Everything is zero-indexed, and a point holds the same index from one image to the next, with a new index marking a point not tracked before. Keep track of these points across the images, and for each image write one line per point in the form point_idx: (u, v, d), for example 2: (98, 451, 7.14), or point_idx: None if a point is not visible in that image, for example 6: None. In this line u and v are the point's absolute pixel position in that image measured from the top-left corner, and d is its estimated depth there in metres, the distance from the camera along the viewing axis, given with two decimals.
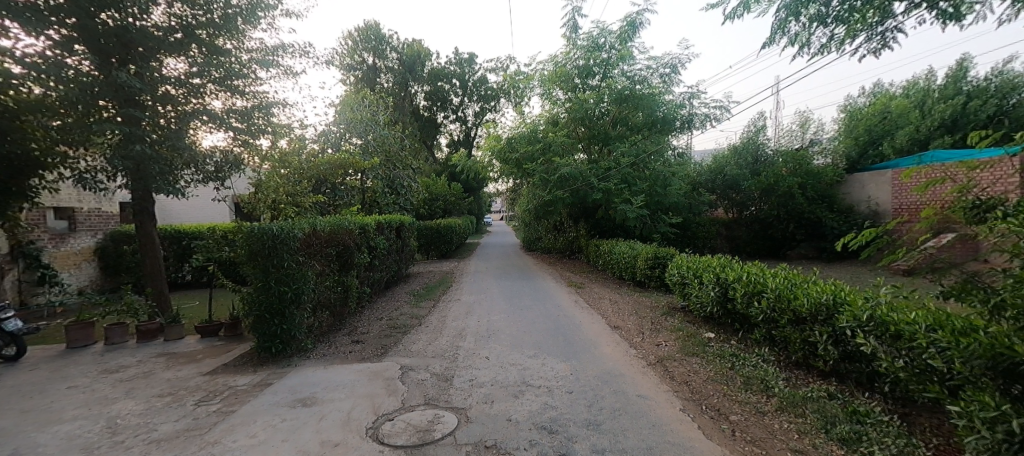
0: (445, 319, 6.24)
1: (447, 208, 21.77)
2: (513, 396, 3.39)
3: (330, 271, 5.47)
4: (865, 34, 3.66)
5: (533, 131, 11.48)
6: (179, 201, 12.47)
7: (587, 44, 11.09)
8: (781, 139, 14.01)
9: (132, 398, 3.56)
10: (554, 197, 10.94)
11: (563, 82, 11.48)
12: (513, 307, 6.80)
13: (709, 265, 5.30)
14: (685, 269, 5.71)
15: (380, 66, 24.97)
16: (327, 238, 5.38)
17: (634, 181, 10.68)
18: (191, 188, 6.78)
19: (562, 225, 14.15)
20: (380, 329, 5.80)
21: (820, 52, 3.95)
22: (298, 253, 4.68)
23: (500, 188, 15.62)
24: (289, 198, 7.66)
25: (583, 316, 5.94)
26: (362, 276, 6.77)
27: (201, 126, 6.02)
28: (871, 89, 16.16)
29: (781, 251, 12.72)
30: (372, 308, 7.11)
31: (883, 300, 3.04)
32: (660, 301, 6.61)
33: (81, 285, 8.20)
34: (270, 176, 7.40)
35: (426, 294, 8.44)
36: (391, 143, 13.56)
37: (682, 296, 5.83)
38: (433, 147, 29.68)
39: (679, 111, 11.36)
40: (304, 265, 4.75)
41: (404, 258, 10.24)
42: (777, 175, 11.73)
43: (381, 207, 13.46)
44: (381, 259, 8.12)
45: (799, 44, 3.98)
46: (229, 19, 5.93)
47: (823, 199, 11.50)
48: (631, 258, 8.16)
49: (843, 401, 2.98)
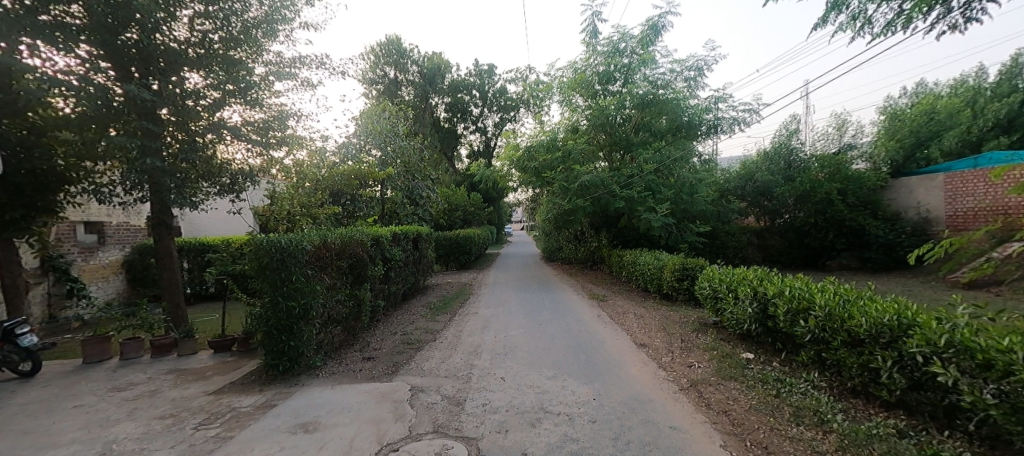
0: (460, 334, 5.98)
1: (467, 218, 21.69)
2: (529, 425, 3.07)
3: (342, 284, 5.33)
4: (941, 10, 3.26)
5: (552, 138, 11.25)
6: (202, 213, 12.74)
7: (607, 49, 10.82)
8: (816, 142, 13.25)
9: (133, 420, 3.46)
10: (575, 206, 10.59)
11: (583, 88, 11.24)
12: (532, 321, 6.49)
13: (745, 277, 4.85)
14: (717, 281, 5.27)
15: (401, 79, 25.44)
16: (339, 250, 5.25)
17: (658, 188, 10.23)
18: (209, 201, 6.85)
19: (583, 234, 13.77)
20: (393, 345, 5.60)
21: (886, 32, 3.59)
22: (308, 266, 4.54)
23: (520, 197, 15.40)
24: (305, 209, 7.65)
25: (605, 332, 5.56)
26: (376, 289, 6.62)
27: (218, 140, 6.07)
28: (914, 88, 15.19)
29: (819, 262, 11.92)
30: (387, 321, 6.94)
31: (963, 321, 2.57)
32: (690, 316, 6.15)
33: (108, 297, 8.42)
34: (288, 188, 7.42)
35: (442, 306, 8.23)
36: (410, 154, 13.58)
37: (715, 311, 5.38)
38: (453, 158, 29.88)
39: (704, 115, 10.91)
40: (313, 278, 4.62)
41: (421, 269, 10.11)
42: (813, 180, 11.03)
43: (400, 218, 13.44)
44: (397, 270, 7.97)
45: (862, 21, 3.63)
46: (248, 32, 6.02)
47: (866, 206, 10.61)
48: (657, 269, 7.72)
49: (917, 440, 2.51)
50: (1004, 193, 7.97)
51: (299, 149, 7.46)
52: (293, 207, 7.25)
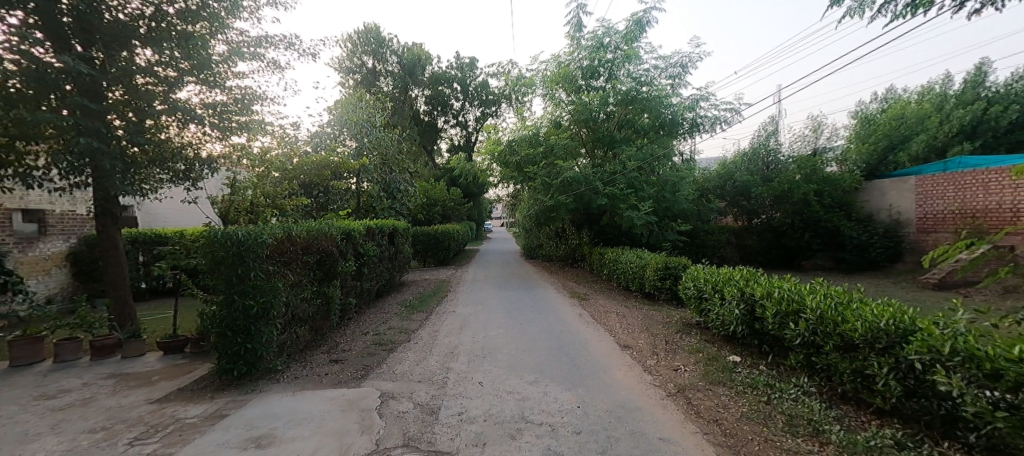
0: (436, 335, 5.67)
1: (446, 214, 21.25)
2: (509, 437, 2.81)
3: (308, 281, 4.92)
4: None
5: (535, 133, 10.99)
6: (157, 203, 11.94)
7: (591, 44, 10.64)
8: (793, 144, 13.49)
9: (56, 434, 3.02)
10: (557, 203, 10.40)
11: (567, 83, 11.02)
12: (512, 321, 6.25)
13: (731, 278, 4.74)
14: (702, 282, 5.16)
15: (379, 70, 24.69)
16: (306, 244, 4.83)
17: (641, 186, 10.11)
18: (163, 189, 6.25)
19: (564, 232, 13.60)
20: (364, 346, 5.24)
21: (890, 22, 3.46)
22: (269, 261, 4.13)
23: (500, 194, 15.11)
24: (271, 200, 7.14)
25: (588, 333, 5.37)
26: (347, 286, 6.22)
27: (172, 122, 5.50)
28: (883, 95, 15.71)
29: (795, 262, 12.16)
30: (359, 320, 6.56)
31: (962, 327, 2.47)
32: (673, 316, 6.04)
33: (49, 293, 7.66)
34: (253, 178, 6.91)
35: (419, 305, 7.87)
36: (387, 146, 13.07)
37: (699, 312, 5.27)
38: (433, 152, 29.28)
39: (687, 113, 10.89)
40: (275, 275, 4.21)
41: (397, 265, 9.70)
42: (790, 182, 11.20)
43: (376, 212, 12.94)
44: (371, 266, 7.56)
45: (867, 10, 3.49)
46: (208, 7, 5.52)
47: (840, 207, 10.85)
48: (639, 268, 7.60)
49: (916, 451, 2.39)
50: (973, 195, 8.23)
51: (265, 135, 6.94)
52: (258, 198, 6.75)
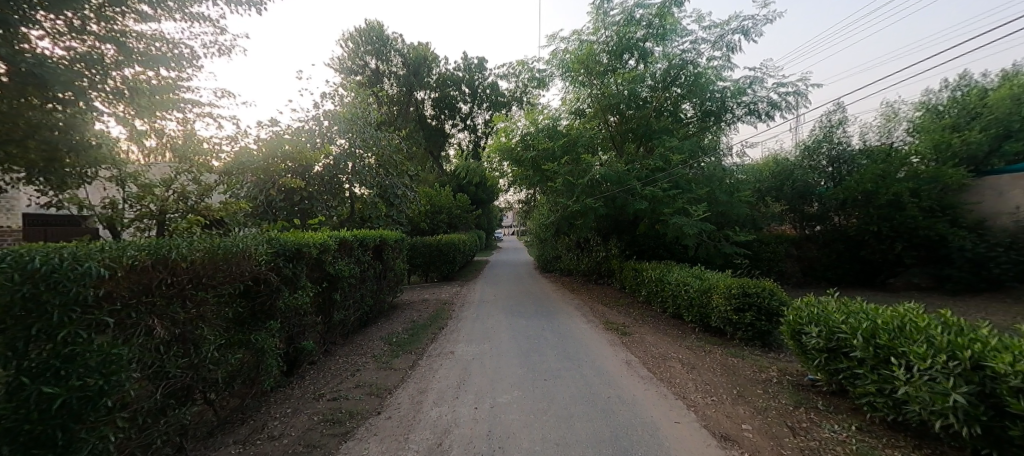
0: (422, 402, 3.81)
1: (452, 222, 19.59)
2: None
3: (213, 330, 3.09)
4: None
5: (554, 124, 9.20)
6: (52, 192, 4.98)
7: (620, 18, 8.93)
8: (860, 136, 11.39)
9: None
10: (584, 207, 8.50)
11: (591, 66, 9.23)
12: (531, 375, 4.35)
13: (907, 326, 2.78)
14: (836, 327, 3.19)
15: (382, 70, 23.50)
16: (205, 270, 3.01)
17: (688, 186, 8.27)
18: (31, 195, 4.42)
19: (587, 242, 11.80)
20: (310, 422, 3.44)
21: None
22: (110, 306, 2.26)
23: (510, 199, 13.38)
24: (189, 202, 5.26)
25: (651, 405, 3.46)
26: (298, 324, 4.44)
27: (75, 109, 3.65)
28: (954, 81, 13.55)
29: (878, 279, 10.35)
30: (319, 372, 4.75)
31: None
32: (769, 371, 4.13)
33: None
34: (171, 179, 5.15)
35: (408, 341, 6.05)
36: (385, 145, 11.36)
37: (828, 374, 3.36)
38: (440, 158, 27.68)
39: (739, 98, 9.01)
40: (126, 330, 2.35)
41: (387, 286, 7.94)
42: (871, 181, 9.50)
43: (371, 221, 11.20)
44: (346, 290, 5.81)
45: None
46: None
47: (943, 211, 8.92)
48: (699, 292, 5.69)
49: None
50: None
51: (201, 117, 5.23)
52: (178, 200, 5.12)
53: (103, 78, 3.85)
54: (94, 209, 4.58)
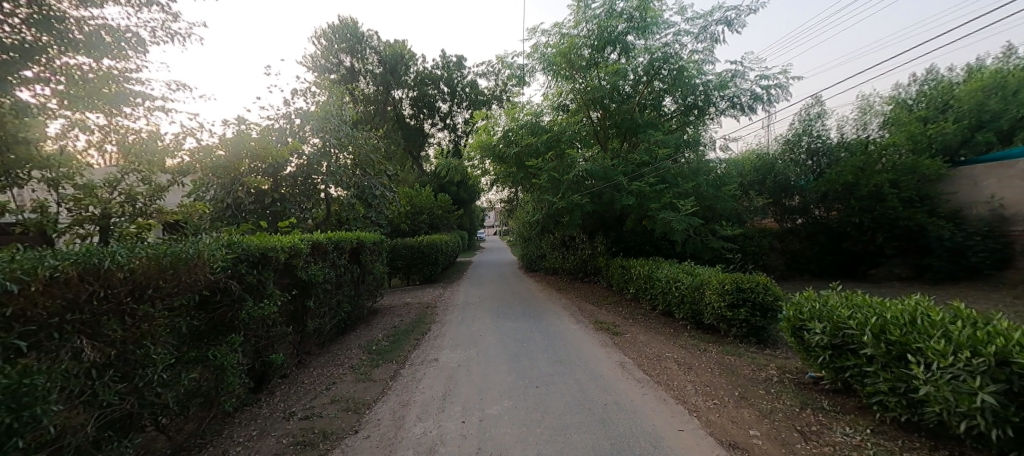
0: (404, 418, 3.48)
1: (433, 223, 19.16)
2: None
3: (162, 349, 2.70)
4: None
5: (536, 120, 8.97)
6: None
7: (602, 12, 8.78)
8: (838, 129, 11.61)
9: None
10: (570, 204, 8.30)
11: (572, 59, 9.02)
12: (522, 382, 4.08)
13: (921, 320, 2.64)
14: (843, 323, 3.03)
15: (358, 69, 22.86)
16: (149, 281, 2.62)
17: (675, 180, 8.18)
18: None
19: (573, 240, 11.62)
20: (279, 446, 3.08)
21: None
22: (23, 328, 1.88)
23: (492, 198, 13.09)
24: (138, 204, 4.77)
25: (651, 412, 3.24)
26: (265, 336, 4.04)
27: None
28: (921, 75, 14.00)
29: (860, 270, 10.58)
30: (291, 388, 4.35)
31: None
32: (769, 369, 3.98)
33: None
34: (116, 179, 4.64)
35: (388, 349, 5.69)
36: (362, 143, 10.91)
37: (833, 371, 3.20)
38: (420, 158, 27.11)
39: (722, 91, 8.98)
40: (45, 355, 1.96)
41: (365, 291, 7.53)
42: (852, 173, 9.66)
43: (348, 223, 10.69)
44: (321, 296, 5.41)
45: None
46: None
47: (922, 201, 9.13)
48: (690, 288, 5.54)
49: None
50: None
51: (152, 112, 4.75)
52: (124, 202, 4.61)
53: (31, 65, 3.38)
54: (20, 214, 3.99)
